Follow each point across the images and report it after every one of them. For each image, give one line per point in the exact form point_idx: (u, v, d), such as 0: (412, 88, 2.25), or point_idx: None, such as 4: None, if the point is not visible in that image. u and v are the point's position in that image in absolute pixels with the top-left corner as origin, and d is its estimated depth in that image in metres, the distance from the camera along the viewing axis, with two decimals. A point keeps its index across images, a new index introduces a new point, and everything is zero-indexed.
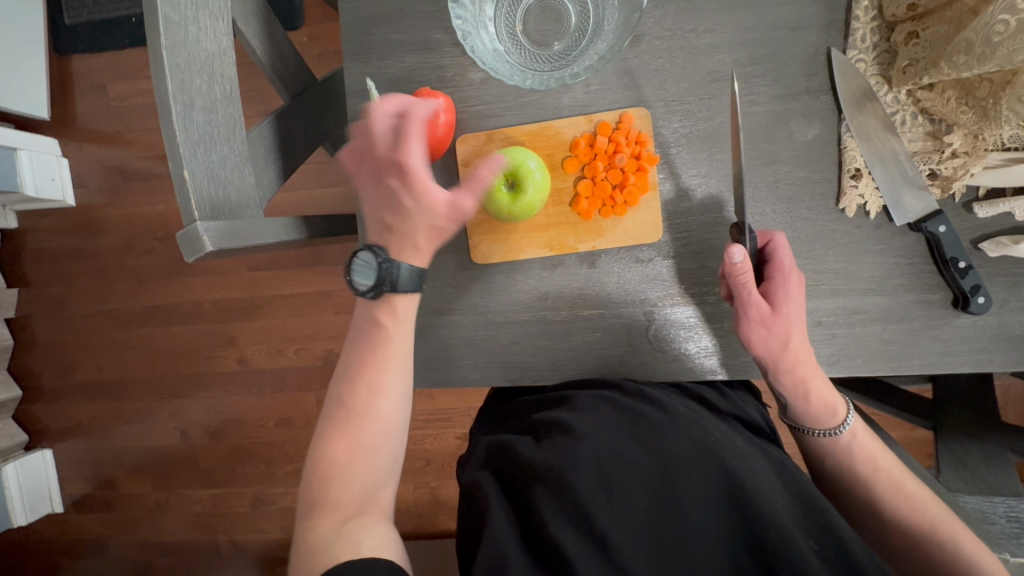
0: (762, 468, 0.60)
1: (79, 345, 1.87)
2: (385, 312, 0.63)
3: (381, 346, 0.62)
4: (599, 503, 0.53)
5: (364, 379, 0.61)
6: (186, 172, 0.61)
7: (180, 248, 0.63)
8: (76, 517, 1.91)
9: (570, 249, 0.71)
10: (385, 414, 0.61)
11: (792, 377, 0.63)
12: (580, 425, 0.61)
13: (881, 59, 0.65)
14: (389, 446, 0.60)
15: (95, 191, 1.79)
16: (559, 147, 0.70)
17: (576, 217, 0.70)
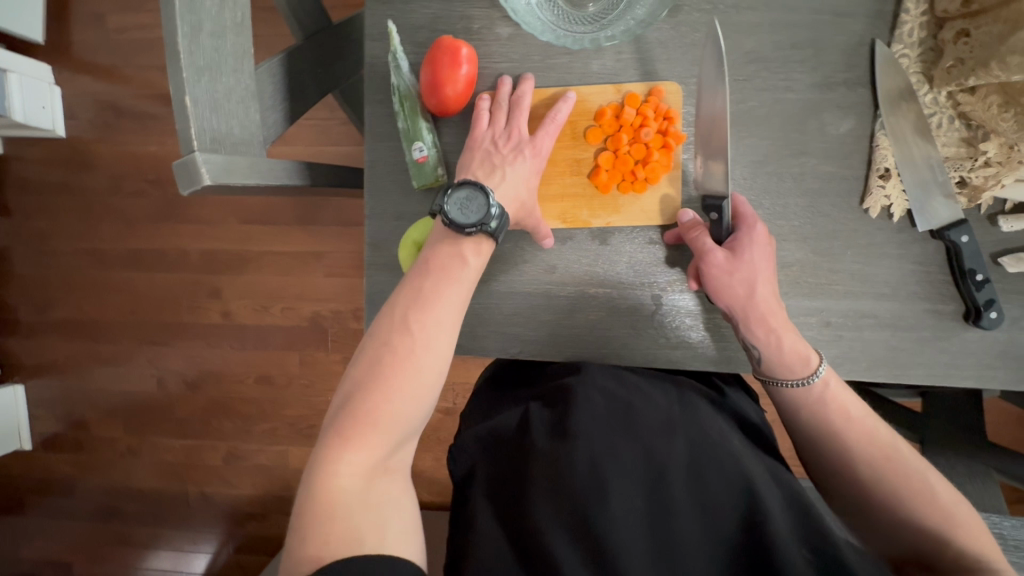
0: (759, 467, 0.59)
1: (59, 282, 1.82)
2: (471, 250, 0.60)
3: (450, 285, 0.58)
4: (593, 507, 0.53)
5: (429, 319, 0.56)
6: (189, 99, 0.57)
7: (176, 179, 0.59)
8: (44, 455, 1.87)
9: (582, 223, 0.68)
10: (435, 362, 0.55)
11: (763, 325, 0.61)
12: (578, 419, 0.60)
13: (926, 56, 0.63)
14: (426, 400, 0.54)
15: (86, 123, 1.72)
16: (582, 117, 0.67)
17: (591, 190, 0.68)
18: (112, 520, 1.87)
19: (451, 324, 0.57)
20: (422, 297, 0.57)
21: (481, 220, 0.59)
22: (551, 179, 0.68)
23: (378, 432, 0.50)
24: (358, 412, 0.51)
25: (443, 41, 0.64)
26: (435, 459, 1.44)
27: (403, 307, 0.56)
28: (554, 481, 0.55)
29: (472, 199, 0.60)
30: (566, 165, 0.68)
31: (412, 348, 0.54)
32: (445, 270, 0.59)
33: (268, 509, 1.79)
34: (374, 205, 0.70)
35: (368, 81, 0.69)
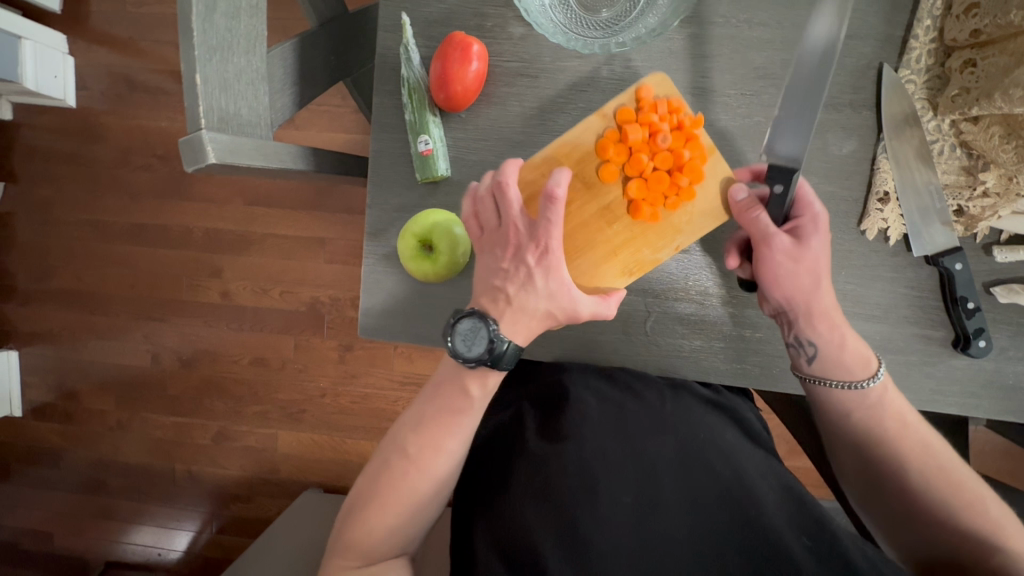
0: (749, 464, 0.63)
1: (60, 252, 1.82)
2: (475, 382, 0.59)
3: (456, 412, 0.59)
4: (583, 506, 0.56)
5: (430, 439, 0.59)
6: (199, 77, 0.58)
7: (181, 155, 0.60)
8: (34, 424, 1.88)
9: (652, 260, 0.65)
10: (437, 476, 0.59)
11: (826, 319, 0.61)
12: (570, 421, 0.63)
13: (932, 83, 0.63)
14: (429, 506, 0.60)
15: (98, 95, 1.72)
16: (586, 160, 0.64)
17: (635, 225, 0.64)
18: (97, 493, 1.87)
19: (460, 445, 0.60)
20: (422, 421, 0.60)
21: (483, 354, 0.56)
22: (593, 240, 0.65)
23: (377, 536, 0.58)
24: (364, 517, 0.58)
25: (454, 37, 0.65)
26: None
27: (407, 427, 0.60)
28: (544, 481, 0.58)
29: (474, 332, 0.56)
30: (601, 219, 0.64)
31: (413, 466, 0.58)
32: (449, 402, 0.59)
33: (253, 491, 1.79)
34: (376, 195, 0.71)
35: (378, 71, 0.69)
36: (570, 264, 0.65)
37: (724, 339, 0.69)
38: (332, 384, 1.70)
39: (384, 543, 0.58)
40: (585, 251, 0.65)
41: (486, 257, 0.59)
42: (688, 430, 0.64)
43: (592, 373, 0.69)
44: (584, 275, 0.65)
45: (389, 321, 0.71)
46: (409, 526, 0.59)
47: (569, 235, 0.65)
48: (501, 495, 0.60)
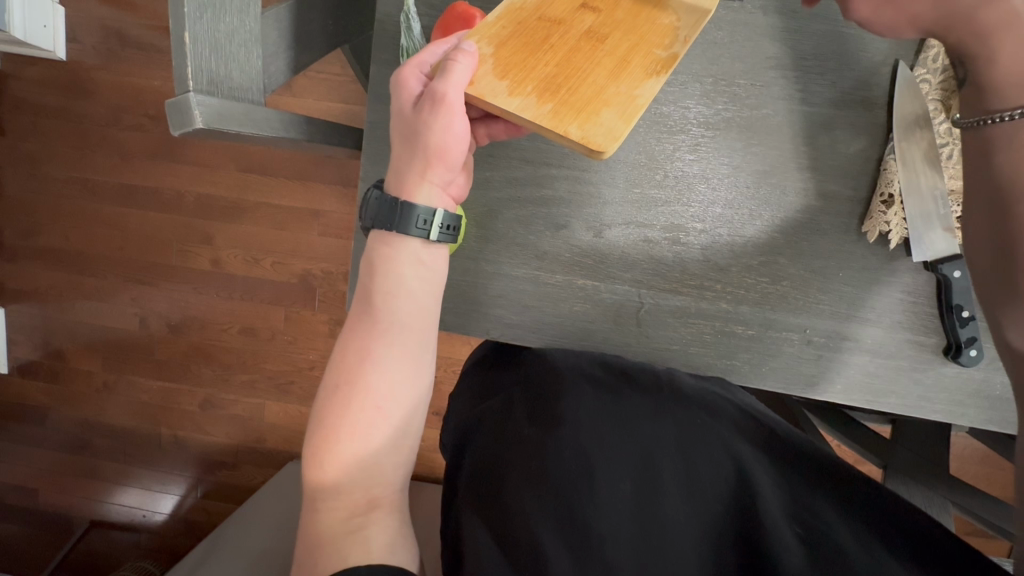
0: (746, 449, 0.61)
1: (47, 208, 1.78)
2: (378, 258, 0.60)
3: (372, 313, 0.59)
4: (581, 496, 0.57)
5: (355, 349, 0.58)
6: (187, 34, 0.55)
7: (167, 117, 0.58)
8: (20, 381, 1.87)
9: (669, 60, 0.57)
10: (377, 389, 0.57)
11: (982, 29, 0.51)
12: (566, 406, 0.63)
13: (946, 84, 0.62)
14: (387, 429, 0.57)
15: (89, 48, 1.67)
16: (544, 7, 0.59)
17: (627, 36, 0.58)
18: (82, 453, 1.87)
19: (383, 347, 0.58)
20: (354, 344, 0.59)
21: (372, 217, 0.60)
22: (596, 60, 0.57)
23: (340, 471, 0.55)
24: (323, 455, 0.56)
25: (457, 7, 0.62)
26: None
27: (344, 351, 0.59)
28: (539, 469, 0.58)
29: (368, 200, 0.60)
30: (590, 40, 0.57)
31: (350, 382, 0.57)
32: (372, 307, 0.59)
33: (239, 459, 1.80)
34: (370, 170, 0.68)
35: (375, 36, 0.66)
36: (586, 79, 0.56)
37: (715, 335, 0.68)
38: (321, 357, 1.69)
39: (354, 477, 0.56)
40: (591, 72, 0.56)
41: None
42: (686, 416, 0.63)
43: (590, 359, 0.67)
44: (600, 86, 0.55)
45: None
46: (378, 455, 0.57)
47: (564, 61, 0.57)
48: (495, 478, 0.59)
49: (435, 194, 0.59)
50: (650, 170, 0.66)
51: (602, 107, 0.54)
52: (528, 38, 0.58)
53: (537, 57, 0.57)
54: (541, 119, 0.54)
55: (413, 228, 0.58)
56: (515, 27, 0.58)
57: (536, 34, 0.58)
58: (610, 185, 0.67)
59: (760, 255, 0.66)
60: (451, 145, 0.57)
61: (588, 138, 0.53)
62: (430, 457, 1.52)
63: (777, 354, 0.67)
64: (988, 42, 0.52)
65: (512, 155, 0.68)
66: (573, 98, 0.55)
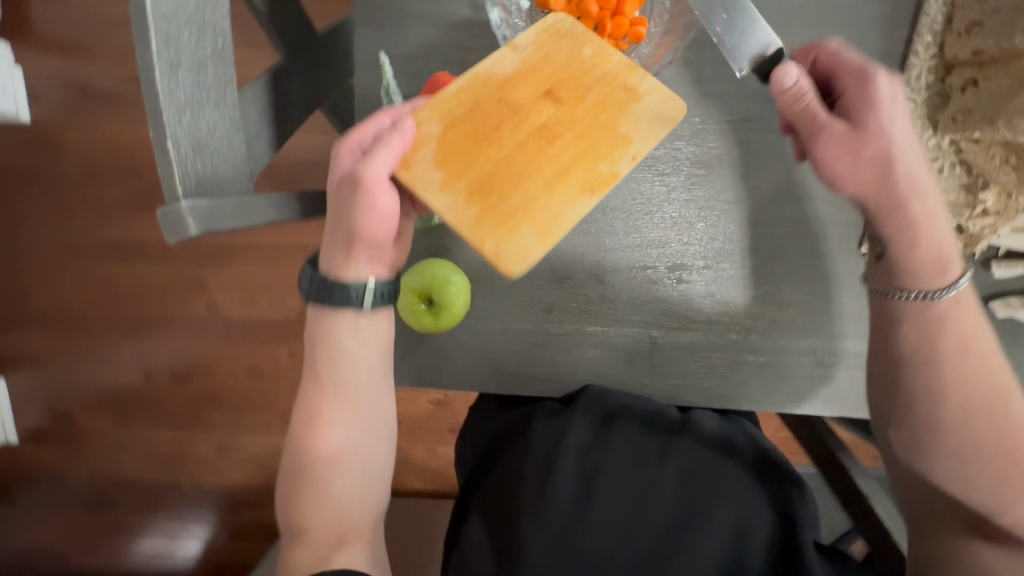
0: (732, 499, 0.69)
1: (34, 274, 1.76)
2: (315, 331, 0.62)
3: (321, 385, 0.62)
4: (577, 527, 0.67)
5: (308, 415, 0.63)
6: (171, 141, 0.54)
7: (161, 228, 0.56)
8: (31, 447, 1.86)
9: (607, 176, 0.55)
10: (333, 447, 0.62)
11: (899, 214, 0.58)
12: (571, 441, 0.71)
13: (931, 101, 0.62)
14: (347, 482, 0.63)
15: (56, 108, 1.65)
16: (507, 87, 0.57)
17: (583, 131, 0.56)
18: (105, 509, 1.88)
19: (337, 414, 0.62)
20: (307, 406, 0.62)
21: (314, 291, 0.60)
22: (537, 164, 0.55)
23: (309, 522, 0.61)
24: (296, 510, 0.62)
25: (440, 78, 0.61)
26: (426, 449, 1.48)
27: (301, 414, 0.63)
28: (545, 505, 0.68)
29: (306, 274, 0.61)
30: (538, 139, 0.55)
31: (304, 442, 0.62)
32: (320, 378, 0.62)
33: (262, 497, 1.80)
34: None
35: (358, 110, 0.66)
36: (519, 186, 0.54)
37: (729, 365, 0.68)
38: None
39: (326, 525, 0.62)
40: (530, 176, 0.54)
41: None
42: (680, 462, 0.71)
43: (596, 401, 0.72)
44: (533, 197, 0.54)
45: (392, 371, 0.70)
46: (344, 505, 0.63)
47: (504, 160, 0.55)
48: (511, 510, 0.69)
49: (364, 267, 0.58)
50: (646, 211, 0.66)
51: (525, 222, 0.53)
52: (479, 124, 0.56)
53: (477, 147, 0.55)
54: (462, 226, 0.53)
55: (348, 301, 0.59)
56: (470, 109, 0.56)
57: (488, 117, 0.56)
58: (610, 235, 0.67)
59: (763, 284, 0.67)
60: (375, 225, 0.55)
61: (499, 255, 0.53)
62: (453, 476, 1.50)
63: (790, 377, 0.68)
64: (898, 225, 0.58)
65: None
66: (501, 205, 0.54)
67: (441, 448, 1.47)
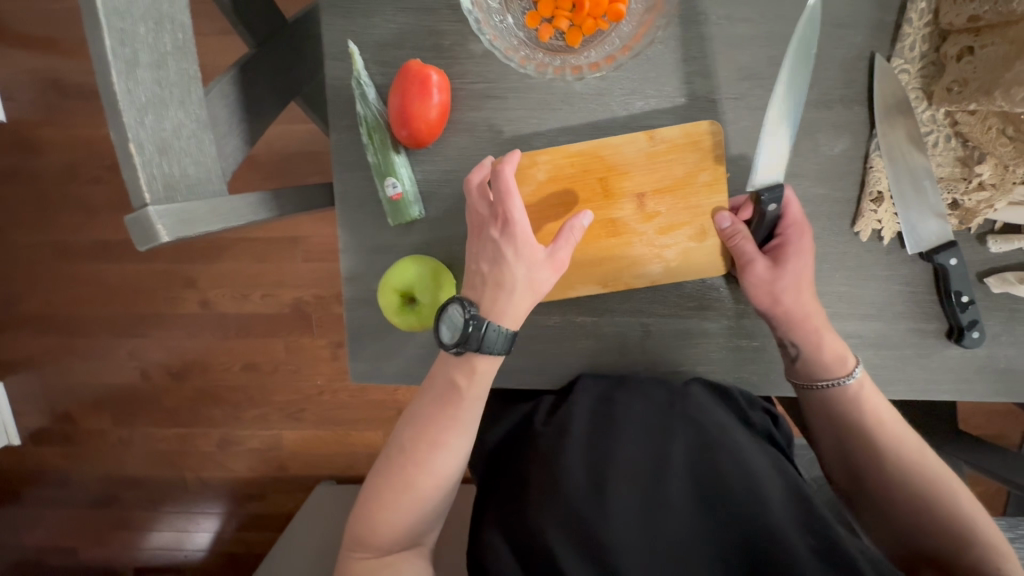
0: (758, 463, 0.57)
1: (23, 276, 1.74)
2: (464, 372, 0.57)
3: (451, 406, 0.57)
4: (592, 510, 0.53)
5: (428, 433, 0.57)
6: (133, 144, 0.52)
7: (130, 235, 0.54)
8: (34, 449, 1.87)
9: (624, 285, 0.65)
10: (441, 471, 0.57)
11: (805, 332, 0.61)
12: (577, 425, 0.61)
13: (926, 71, 0.59)
14: (436, 499, 0.58)
15: (30, 105, 1.61)
16: (615, 173, 0.61)
17: (631, 241, 0.63)
18: (112, 506, 1.89)
19: (453, 437, 0.57)
20: (419, 420, 0.58)
21: (465, 339, 0.55)
22: (590, 242, 0.63)
23: (387, 533, 0.56)
24: (374, 510, 0.57)
25: (410, 67, 0.58)
26: None
27: (405, 427, 0.59)
28: (551, 489, 0.55)
29: (456, 316, 0.56)
30: (603, 229, 0.62)
31: (412, 457, 0.57)
32: (444, 393, 0.58)
33: (266, 489, 1.81)
34: (348, 239, 0.66)
35: (330, 103, 0.63)
36: None
37: (723, 350, 0.67)
38: (328, 382, 1.68)
39: (397, 536, 0.57)
40: (580, 247, 0.63)
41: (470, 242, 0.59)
42: (693, 427, 0.59)
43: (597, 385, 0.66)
44: (567, 283, 0.65)
45: (380, 368, 0.69)
46: (421, 520, 0.58)
47: (569, 229, 0.62)
48: (515, 499, 0.58)
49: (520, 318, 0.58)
50: None
51: None
52: (571, 199, 0.62)
53: (557, 213, 0.62)
54: None
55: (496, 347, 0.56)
56: (576, 175, 0.61)
57: (582, 193, 0.61)
58: None
59: None
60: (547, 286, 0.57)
61: None
62: None
63: None
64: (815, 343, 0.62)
65: None
66: None
67: None
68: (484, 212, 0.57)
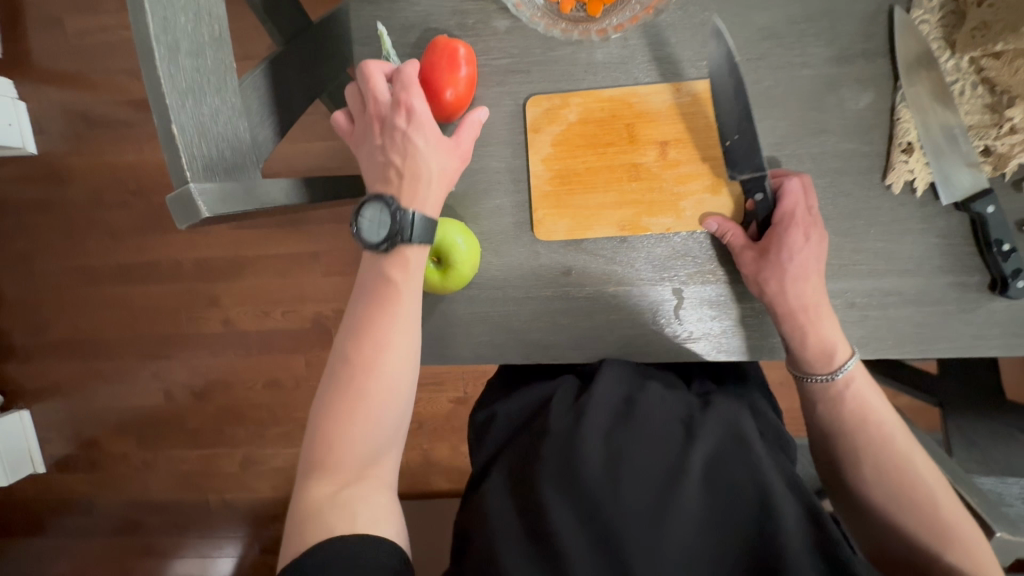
0: (778, 474, 0.53)
1: (52, 303, 1.79)
2: (396, 265, 0.54)
3: (387, 305, 0.53)
4: (605, 501, 0.50)
5: (370, 337, 0.52)
6: (175, 126, 0.54)
7: (170, 212, 0.56)
8: (60, 476, 1.87)
9: (642, 229, 0.65)
10: (394, 384, 0.52)
11: (792, 322, 0.59)
12: (597, 416, 0.58)
13: (947, 21, 0.60)
14: (391, 418, 0.52)
15: (60, 137, 1.67)
16: (641, 121, 0.63)
17: (651, 189, 0.64)
18: (135, 532, 1.88)
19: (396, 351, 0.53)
20: (359, 320, 0.53)
21: (392, 233, 0.54)
22: (609, 188, 0.64)
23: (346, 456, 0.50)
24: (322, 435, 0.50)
25: (439, 42, 0.60)
26: (452, 447, 1.46)
27: (345, 332, 0.54)
28: (570, 477, 0.51)
29: (378, 217, 0.54)
30: (623, 174, 0.64)
31: (355, 368, 0.51)
32: (376, 293, 0.54)
33: None
34: None
35: None
36: (580, 196, 0.65)
37: (757, 315, 0.65)
38: None
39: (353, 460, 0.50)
40: (600, 193, 0.64)
41: (364, 148, 0.58)
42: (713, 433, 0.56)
43: (616, 372, 0.64)
44: (587, 222, 0.65)
45: None
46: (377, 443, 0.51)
47: (594, 171, 0.64)
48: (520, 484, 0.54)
49: (431, 202, 0.56)
50: None
51: (565, 214, 0.65)
52: (598, 139, 0.63)
53: (582, 153, 0.64)
54: (532, 192, 0.65)
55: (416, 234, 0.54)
56: (605, 118, 0.63)
57: (608, 135, 0.63)
58: None
59: None
60: (449, 167, 0.57)
61: (539, 222, 0.66)
62: None
63: None
64: (807, 330, 0.59)
65: (505, 178, 0.66)
66: (569, 197, 0.65)
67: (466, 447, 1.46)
68: (384, 103, 0.56)
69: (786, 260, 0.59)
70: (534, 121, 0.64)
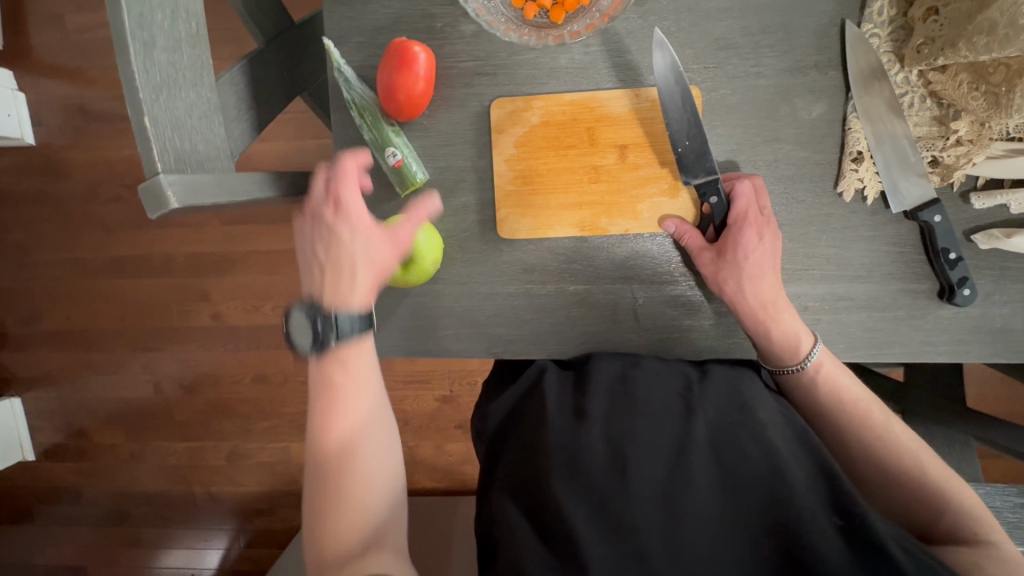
0: (784, 441, 0.52)
1: (46, 294, 1.81)
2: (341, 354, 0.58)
3: (348, 370, 0.58)
4: (612, 484, 0.49)
5: (338, 416, 0.56)
6: (147, 118, 0.56)
7: (141, 202, 0.57)
8: (49, 465, 1.89)
9: (601, 230, 0.67)
10: (369, 457, 0.55)
11: (752, 318, 0.61)
12: (595, 403, 0.57)
13: (896, 35, 0.62)
14: (379, 486, 0.54)
15: (57, 130, 1.70)
16: (602, 125, 0.65)
17: (610, 191, 0.66)
18: (121, 524, 1.89)
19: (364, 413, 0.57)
20: (323, 409, 0.57)
21: (321, 335, 0.58)
22: (571, 189, 0.66)
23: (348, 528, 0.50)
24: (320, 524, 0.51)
25: (397, 43, 0.62)
26: (435, 446, 1.48)
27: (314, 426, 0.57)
28: (574, 463, 0.51)
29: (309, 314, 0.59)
30: (585, 176, 0.66)
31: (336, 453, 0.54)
32: (337, 370, 0.58)
33: (275, 503, 1.79)
34: None
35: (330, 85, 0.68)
36: (541, 197, 0.67)
37: (715, 317, 0.67)
38: None
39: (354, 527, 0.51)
40: (563, 193, 0.66)
41: (304, 240, 0.62)
42: (712, 410, 0.55)
43: (614, 363, 0.64)
44: (548, 222, 0.67)
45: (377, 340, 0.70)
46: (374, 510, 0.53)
47: (557, 172, 0.66)
48: (522, 470, 0.53)
49: (366, 295, 0.60)
50: None
51: (529, 213, 0.67)
52: (559, 142, 0.66)
53: (545, 155, 0.66)
54: (497, 191, 0.67)
55: (351, 324, 0.59)
56: (566, 122, 0.65)
57: (569, 138, 0.66)
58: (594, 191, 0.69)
59: None
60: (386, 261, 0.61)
61: (502, 220, 0.68)
62: (461, 471, 1.48)
63: None
64: (763, 328, 0.61)
65: (471, 177, 0.68)
66: (533, 197, 0.67)
67: (449, 446, 1.48)
68: (318, 199, 0.61)
69: (741, 259, 0.61)
70: (498, 123, 0.66)
